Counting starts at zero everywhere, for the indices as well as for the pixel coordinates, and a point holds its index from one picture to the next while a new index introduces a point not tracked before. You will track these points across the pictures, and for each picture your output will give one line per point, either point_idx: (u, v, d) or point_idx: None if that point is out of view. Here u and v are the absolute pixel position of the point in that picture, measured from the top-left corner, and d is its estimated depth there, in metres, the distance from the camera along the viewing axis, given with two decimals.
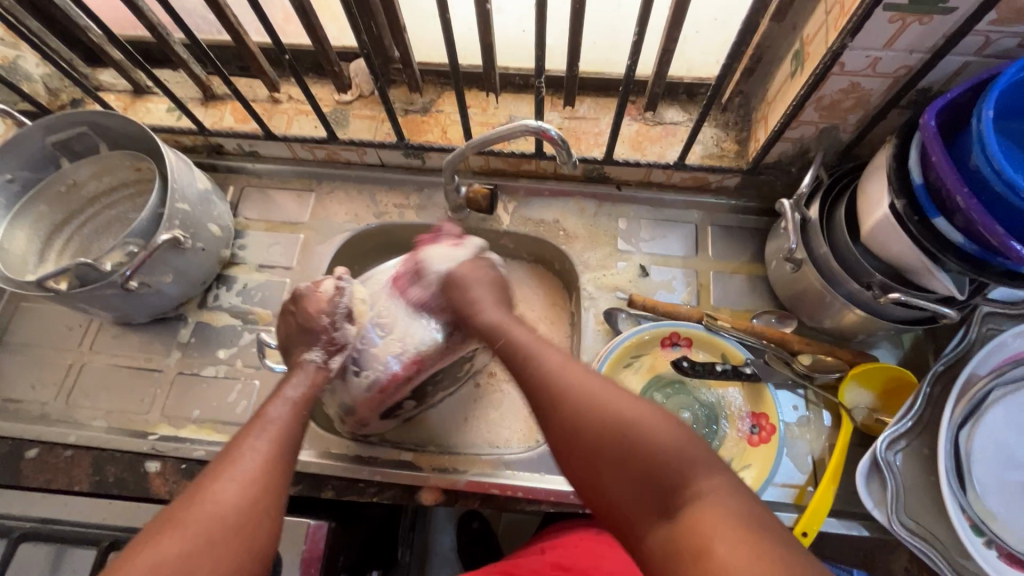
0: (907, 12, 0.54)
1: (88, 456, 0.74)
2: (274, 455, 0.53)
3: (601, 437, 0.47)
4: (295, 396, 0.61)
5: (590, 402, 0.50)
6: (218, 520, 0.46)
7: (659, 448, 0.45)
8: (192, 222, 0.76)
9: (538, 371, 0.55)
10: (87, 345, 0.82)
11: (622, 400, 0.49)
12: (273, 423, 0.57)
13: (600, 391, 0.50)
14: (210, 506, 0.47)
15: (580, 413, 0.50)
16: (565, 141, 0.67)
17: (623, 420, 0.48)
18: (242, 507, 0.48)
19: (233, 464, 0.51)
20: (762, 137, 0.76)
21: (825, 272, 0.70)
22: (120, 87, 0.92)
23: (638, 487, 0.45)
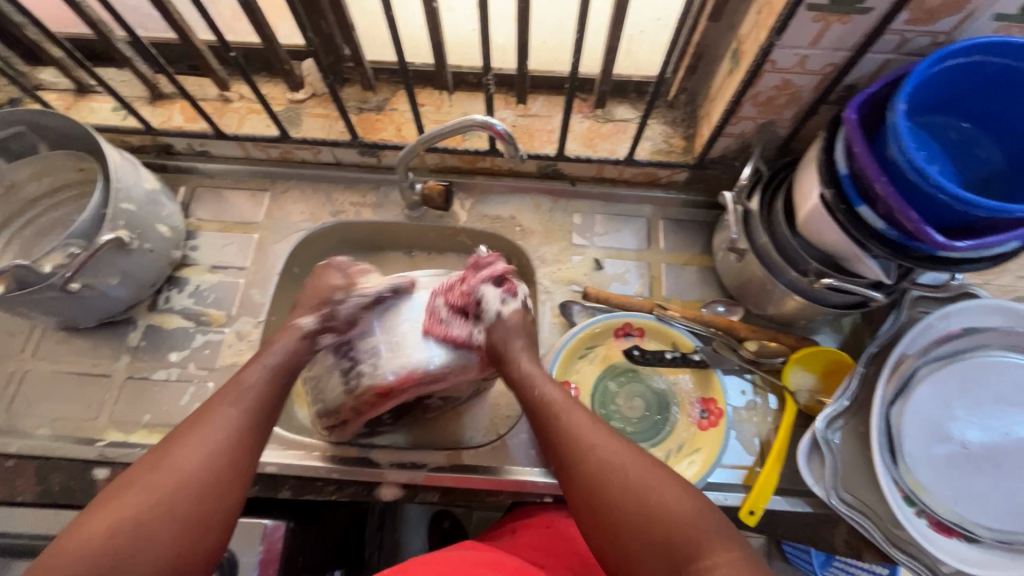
0: (828, 12, 0.57)
1: (32, 466, 0.72)
2: (243, 427, 0.56)
3: (620, 499, 0.52)
4: (274, 364, 0.61)
5: (618, 468, 0.54)
6: (181, 487, 0.50)
7: (680, 522, 0.50)
8: (139, 222, 0.74)
9: (573, 425, 0.58)
10: (29, 352, 0.79)
11: (644, 467, 0.54)
12: (250, 390, 0.58)
13: (627, 458, 0.55)
14: (173, 471, 0.51)
15: (604, 475, 0.54)
16: (512, 137, 0.68)
17: (641, 487, 0.53)
18: (205, 475, 0.51)
19: (199, 431, 0.54)
20: (706, 132, 0.79)
21: (767, 261, 0.73)
22: (62, 86, 0.89)
23: (657, 555, 0.50)
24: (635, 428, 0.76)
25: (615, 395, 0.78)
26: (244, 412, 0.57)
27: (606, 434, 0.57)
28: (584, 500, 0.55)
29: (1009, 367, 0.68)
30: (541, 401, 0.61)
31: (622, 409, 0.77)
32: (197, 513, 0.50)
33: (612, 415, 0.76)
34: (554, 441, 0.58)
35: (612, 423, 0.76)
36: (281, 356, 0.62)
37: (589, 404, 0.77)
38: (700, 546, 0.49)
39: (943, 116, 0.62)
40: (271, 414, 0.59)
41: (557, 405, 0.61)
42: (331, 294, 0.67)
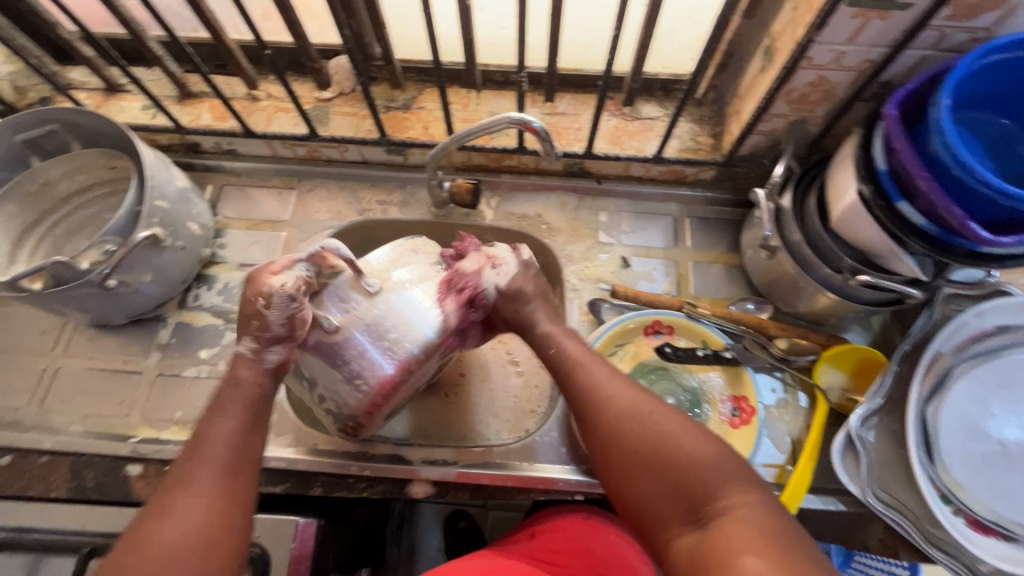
0: (869, 8, 0.57)
1: (66, 462, 0.72)
2: (227, 478, 0.51)
3: (636, 446, 0.52)
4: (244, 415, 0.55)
5: (636, 411, 0.54)
6: (174, 553, 0.46)
7: (698, 462, 0.50)
8: (172, 220, 0.74)
9: (595, 378, 0.58)
10: (61, 349, 0.80)
11: (660, 414, 0.54)
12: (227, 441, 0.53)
13: (643, 403, 0.55)
14: (155, 547, 0.46)
15: (620, 420, 0.54)
16: (547, 133, 0.68)
17: (660, 435, 0.52)
18: (196, 531, 0.47)
19: (172, 497, 0.48)
20: (735, 130, 0.79)
21: (798, 258, 0.73)
22: (92, 85, 0.90)
23: (675, 495, 0.49)
24: None
25: None
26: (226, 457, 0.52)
27: (625, 385, 0.57)
28: (602, 442, 0.55)
29: None
30: (558, 355, 0.62)
31: None
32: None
33: None
34: (571, 392, 0.59)
35: None
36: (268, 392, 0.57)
37: None
38: (719, 488, 0.48)
39: (983, 112, 0.62)
40: (253, 453, 0.54)
41: (577, 358, 0.61)
42: (257, 306, 0.55)
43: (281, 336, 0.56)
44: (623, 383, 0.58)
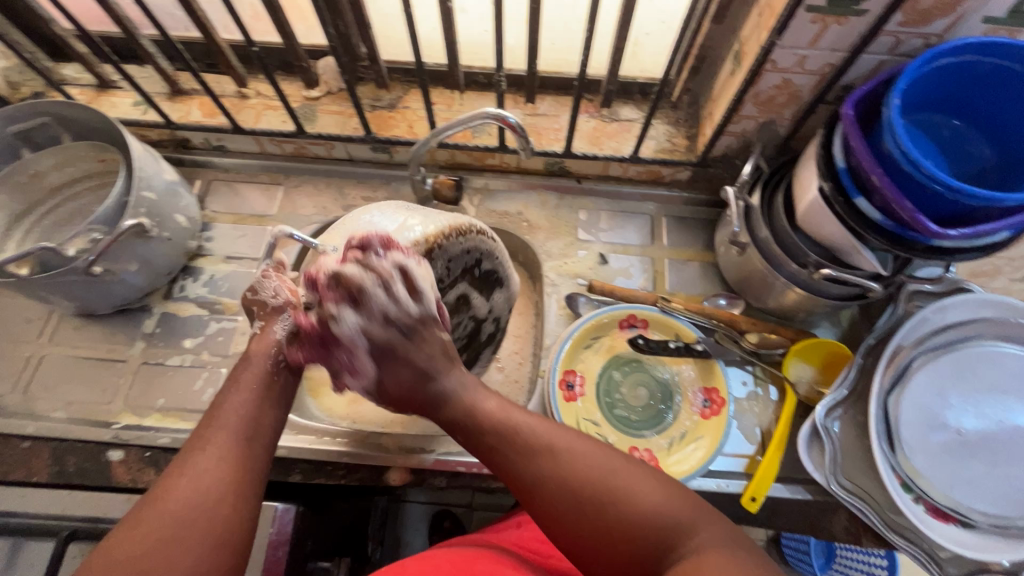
0: (826, 13, 0.60)
1: (48, 447, 0.73)
2: (242, 451, 0.50)
3: (579, 507, 0.47)
4: (256, 384, 0.55)
5: (570, 469, 0.48)
6: (185, 515, 0.45)
7: (641, 512, 0.46)
8: (158, 211, 0.76)
9: (512, 438, 0.51)
10: (46, 337, 0.81)
11: (608, 461, 0.49)
12: (240, 408, 0.53)
13: (584, 460, 0.49)
14: (175, 506, 0.45)
15: (551, 482, 0.48)
16: (524, 128, 0.70)
17: (613, 485, 0.47)
18: (210, 492, 0.46)
19: (190, 461, 0.48)
20: (708, 131, 0.82)
21: (767, 254, 0.76)
22: (85, 81, 0.92)
23: (627, 552, 0.45)
24: (638, 416, 0.78)
25: (619, 383, 0.80)
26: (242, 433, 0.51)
27: (542, 444, 0.50)
28: (530, 503, 0.49)
29: (1001, 356, 0.70)
30: (465, 413, 0.53)
31: (626, 397, 0.79)
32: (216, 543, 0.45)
33: (616, 404, 0.78)
34: (495, 453, 0.51)
35: (617, 411, 0.78)
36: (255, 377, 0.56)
37: (594, 393, 0.78)
38: (675, 539, 0.45)
39: (938, 114, 0.65)
40: (268, 424, 0.54)
41: (492, 417, 0.52)
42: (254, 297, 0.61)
43: (283, 305, 0.59)
44: (540, 437, 0.51)
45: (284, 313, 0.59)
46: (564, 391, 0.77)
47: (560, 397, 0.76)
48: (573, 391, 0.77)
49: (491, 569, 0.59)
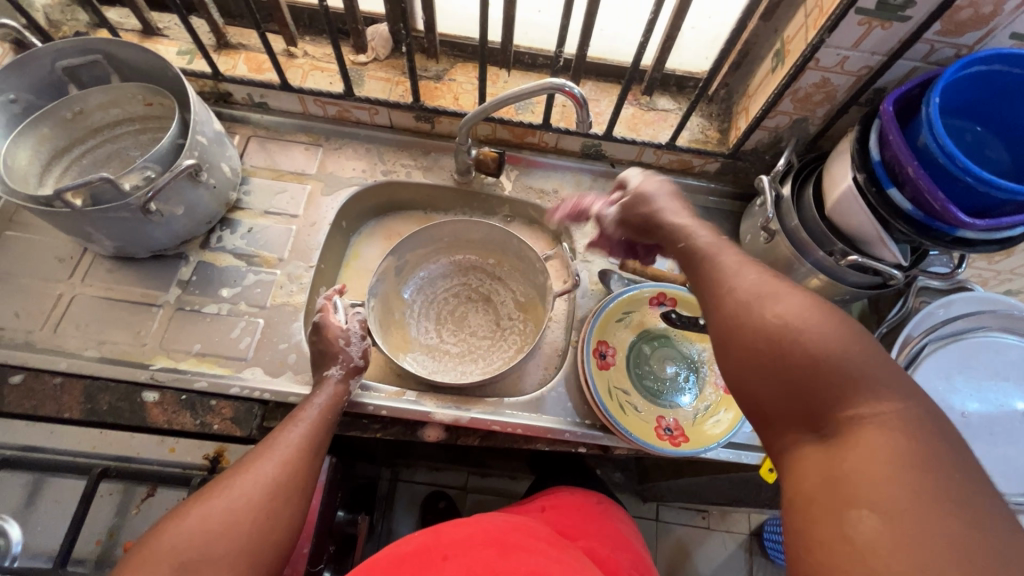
0: (874, 17, 0.65)
1: (79, 385, 0.72)
2: (304, 444, 0.61)
3: (756, 336, 0.43)
4: (322, 403, 0.67)
5: (740, 308, 0.45)
6: (258, 489, 0.53)
7: (819, 356, 0.39)
8: (208, 157, 0.77)
9: (745, 297, 0.45)
10: (78, 277, 0.80)
11: (804, 304, 0.43)
12: (305, 419, 0.64)
13: (779, 299, 0.43)
14: (249, 480, 0.54)
15: (723, 311, 0.47)
16: (586, 100, 0.72)
17: (792, 329, 0.41)
18: (279, 480, 0.55)
19: (270, 450, 0.58)
20: (742, 124, 0.87)
21: (795, 241, 0.80)
22: (129, 26, 0.91)
23: (793, 404, 0.40)
24: (665, 389, 0.81)
25: (648, 357, 0.83)
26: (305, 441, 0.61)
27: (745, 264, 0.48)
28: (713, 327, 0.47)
29: (1003, 347, 0.77)
30: (698, 251, 0.54)
31: (655, 371, 0.82)
32: (272, 516, 0.52)
33: (645, 375, 0.81)
34: (710, 304, 0.48)
35: (646, 382, 0.81)
36: (327, 401, 0.68)
37: (624, 363, 0.81)
38: (860, 385, 0.38)
39: (963, 120, 0.70)
40: (324, 444, 0.64)
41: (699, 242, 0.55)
42: (341, 344, 0.72)
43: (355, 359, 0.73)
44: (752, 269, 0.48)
45: (336, 363, 0.71)
46: (598, 360, 0.80)
47: (594, 365, 0.79)
48: (605, 360, 0.80)
49: (534, 543, 0.57)
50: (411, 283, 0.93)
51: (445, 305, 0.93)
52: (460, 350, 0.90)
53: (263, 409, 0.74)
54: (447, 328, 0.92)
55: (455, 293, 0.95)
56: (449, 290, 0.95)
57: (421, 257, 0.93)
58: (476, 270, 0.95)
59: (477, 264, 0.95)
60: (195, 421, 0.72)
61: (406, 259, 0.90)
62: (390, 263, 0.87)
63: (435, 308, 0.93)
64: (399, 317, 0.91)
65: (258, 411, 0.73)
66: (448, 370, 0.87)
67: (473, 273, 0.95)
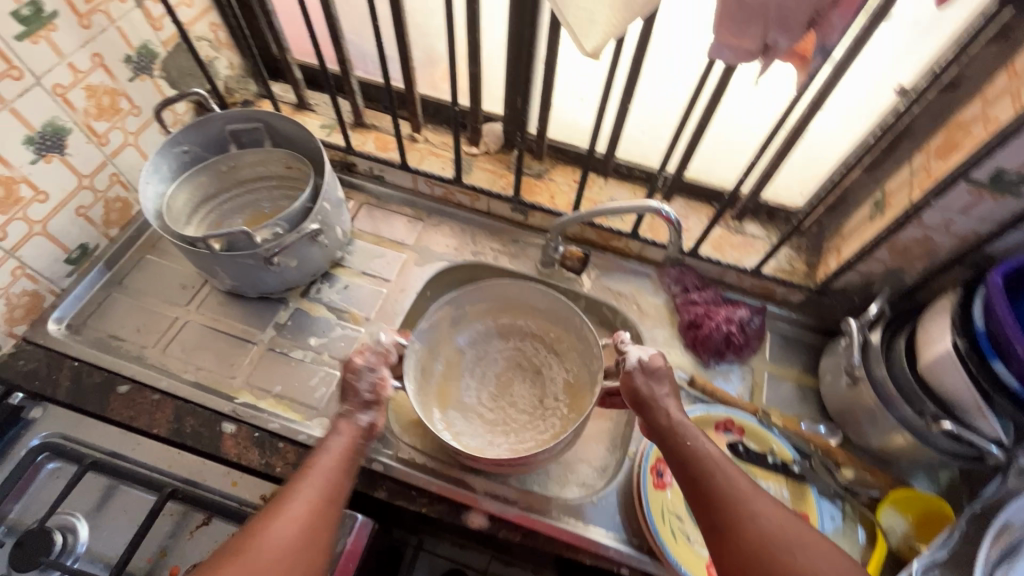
0: (985, 189, 0.65)
1: (171, 404, 0.79)
2: (319, 497, 0.61)
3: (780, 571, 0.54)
4: (338, 451, 0.66)
5: (766, 535, 0.56)
6: (272, 553, 0.55)
7: None
8: (329, 220, 0.86)
9: (761, 520, 0.57)
10: (194, 305, 0.89)
11: (809, 539, 0.56)
12: (320, 468, 0.63)
13: (787, 529, 0.57)
14: (268, 543, 0.56)
15: (751, 536, 0.56)
16: (679, 223, 0.76)
17: (807, 561, 0.54)
18: (295, 543, 0.57)
19: (285, 507, 0.59)
20: (832, 263, 0.87)
21: (880, 392, 0.76)
22: (287, 99, 1.06)
23: None
24: None
25: None
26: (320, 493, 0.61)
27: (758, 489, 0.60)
28: (717, 535, 0.58)
29: None
30: (708, 463, 0.62)
31: None
32: None
33: None
34: (732, 533, 0.57)
35: None
36: (344, 447, 0.66)
37: (681, 487, 0.78)
38: None
39: None
40: (343, 494, 0.63)
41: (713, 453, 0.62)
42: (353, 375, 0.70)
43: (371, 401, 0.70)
44: (760, 492, 0.60)
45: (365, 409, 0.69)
46: (654, 478, 0.77)
47: (649, 482, 0.77)
48: (662, 480, 0.78)
49: None
50: (467, 332, 0.92)
51: (493, 369, 0.91)
52: (493, 418, 0.86)
53: None
54: (489, 390, 0.90)
55: (507, 358, 0.92)
56: (502, 353, 0.93)
57: (477, 313, 0.92)
58: (533, 340, 0.92)
59: (530, 331, 0.92)
60: (261, 459, 0.76)
61: (465, 310, 0.90)
62: (445, 313, 0.87)
63: (478, 364, 0.91)
64: (444, 368, 0.90)
65: None
66: (477, 435, 0.84)
67: (529, 342, 0.92)
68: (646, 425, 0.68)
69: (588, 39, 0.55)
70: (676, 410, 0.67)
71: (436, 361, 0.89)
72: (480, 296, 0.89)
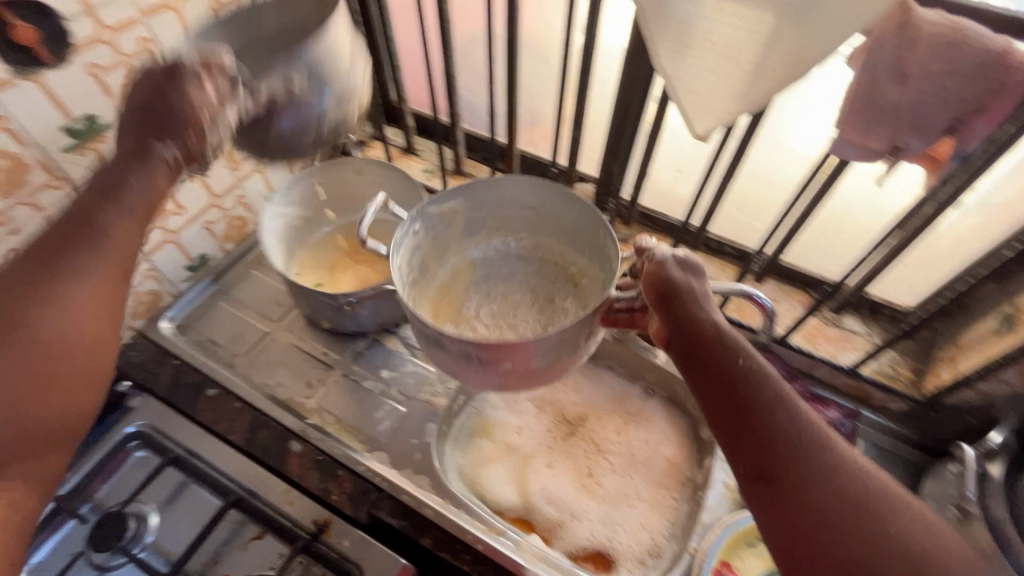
0: None
1: (248, 415, 0.84)
2: (95, 273, 0.54)
3: (845, 513, 0.44)
4: (132, 202, 0.57)
5: (840, 477, 0.46)
6: (47, 392, 0.51)
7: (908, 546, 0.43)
8: None
9: (828, 457, 0.47)
10: (283, 323, 0.96)
11: (892, 498, 0.45)
12: (97, 235, 0.55)
13: (856, 468, 0.47)
14: (39, 327, 0.51)
15: (820, 473, 0.46)
16: (774, 312, 0.70)
17: (887, 516, 0.44)
18: (82, 327, 0.53)
19: (52, 291, 0.52)
20: (945, 376, 0.78)
21: (998, 536, 0.62)
22: (396, 142, 1.15)
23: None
24: None
25: None
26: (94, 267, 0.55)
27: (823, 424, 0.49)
28: (771, 478, 0.47)
29: None
30: (768, 387, 0.50)
31: None
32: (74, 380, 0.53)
33: None
34: (791, 465, 0.47)
35: None
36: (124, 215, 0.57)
37: None
38: None
39: None
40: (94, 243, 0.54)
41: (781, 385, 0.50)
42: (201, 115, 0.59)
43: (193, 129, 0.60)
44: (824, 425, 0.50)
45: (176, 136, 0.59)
46: None
47: None
48: None
49: None
50: (481, 247, 0.82)
51: (504, 284, 0.81)
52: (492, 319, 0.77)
53: (376, 496, 0.78)
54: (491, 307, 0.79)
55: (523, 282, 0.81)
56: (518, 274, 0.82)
57: (493, 231, 0.81)
58: (553, 267, 0.81)
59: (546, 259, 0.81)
60: (319, 484, 0.78)
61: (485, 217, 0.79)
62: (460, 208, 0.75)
63: (483, 276, 0.82)
64: (451, 272, 0.82)
65: (372, 496, 0.78)
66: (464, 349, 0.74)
67: (549, 268, 0.81)
68: (674, 332, 0.56)
69: (699, 122, 0.55)
70: (717, 315, 0.56)
71: (444, 263, 0.81)
72: (500, 200, 0.76)
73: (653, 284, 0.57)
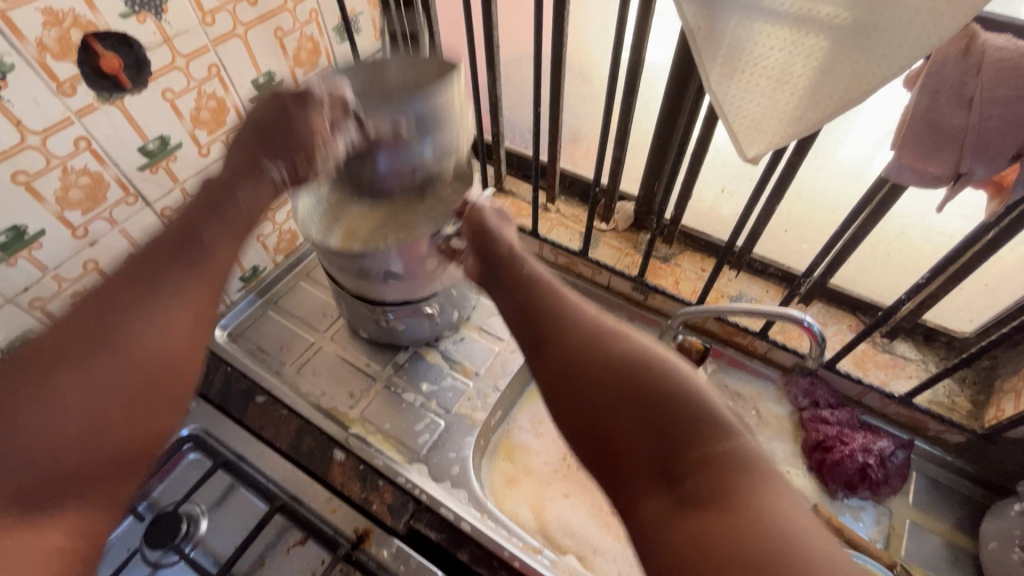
0: None
1: (295, 422, 0.86)
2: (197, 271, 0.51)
3: (622, 391, 0.43)
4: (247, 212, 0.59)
5: (617, 361, 0.45)
6: (149, 394, 0.46)
7: (678, 401, 0.42)
8: (449, 302, 0.89)
9: (635, 355, 0.45)
10: (329, 335, 0.99)
11: (671, 366, 0.44)
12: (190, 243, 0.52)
13: (634, 348, 0.46)
14: (136, 325, 0.46)
15: (603, 363, 0.45)
16: (825, 339, 0.70)
17: (663, 386, 0.42)
18: (185, 322, 0.49)
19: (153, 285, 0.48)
20: (1008, 408, 0.74)
21: None
22: None
23: (647, 450, 0.41)
24: None
25: None
26: (195, 253, 0.52)
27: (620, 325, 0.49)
28: (555, 374, 0.47)
29: None
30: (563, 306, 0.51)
31: None
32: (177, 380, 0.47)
33: None
34: (572, 364, 0.46)
35: None
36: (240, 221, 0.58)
37: None
38: (705, 430, 0.41)
39: None
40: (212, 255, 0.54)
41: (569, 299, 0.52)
42: None
43: None
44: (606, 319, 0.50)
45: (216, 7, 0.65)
46: None
47: None
48: None
49: None
50: None
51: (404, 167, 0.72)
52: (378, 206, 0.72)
53: (415, 508, 0.78)
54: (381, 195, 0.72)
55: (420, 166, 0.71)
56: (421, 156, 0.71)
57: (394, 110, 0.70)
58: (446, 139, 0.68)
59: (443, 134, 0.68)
60: (361, 493, 0.79)
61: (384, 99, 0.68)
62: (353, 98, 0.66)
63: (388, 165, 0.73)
64: None
65: (411, 507, 0.78)
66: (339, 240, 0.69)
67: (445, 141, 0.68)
68: (491, 275, 0.60)
69: (749, 146, 0.56)
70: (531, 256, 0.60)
71: None
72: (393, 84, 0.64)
73: (468, 222, 0.64)
